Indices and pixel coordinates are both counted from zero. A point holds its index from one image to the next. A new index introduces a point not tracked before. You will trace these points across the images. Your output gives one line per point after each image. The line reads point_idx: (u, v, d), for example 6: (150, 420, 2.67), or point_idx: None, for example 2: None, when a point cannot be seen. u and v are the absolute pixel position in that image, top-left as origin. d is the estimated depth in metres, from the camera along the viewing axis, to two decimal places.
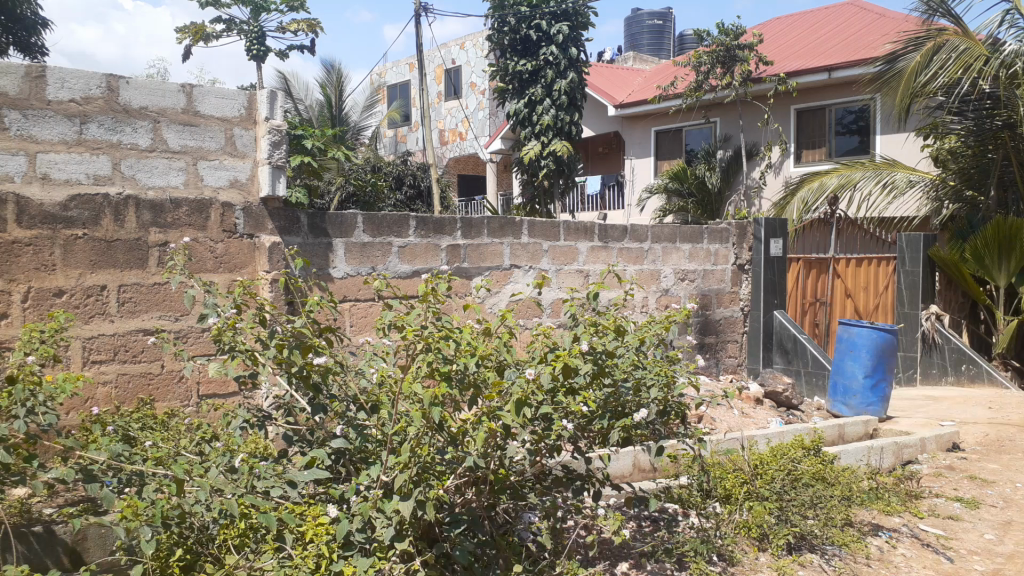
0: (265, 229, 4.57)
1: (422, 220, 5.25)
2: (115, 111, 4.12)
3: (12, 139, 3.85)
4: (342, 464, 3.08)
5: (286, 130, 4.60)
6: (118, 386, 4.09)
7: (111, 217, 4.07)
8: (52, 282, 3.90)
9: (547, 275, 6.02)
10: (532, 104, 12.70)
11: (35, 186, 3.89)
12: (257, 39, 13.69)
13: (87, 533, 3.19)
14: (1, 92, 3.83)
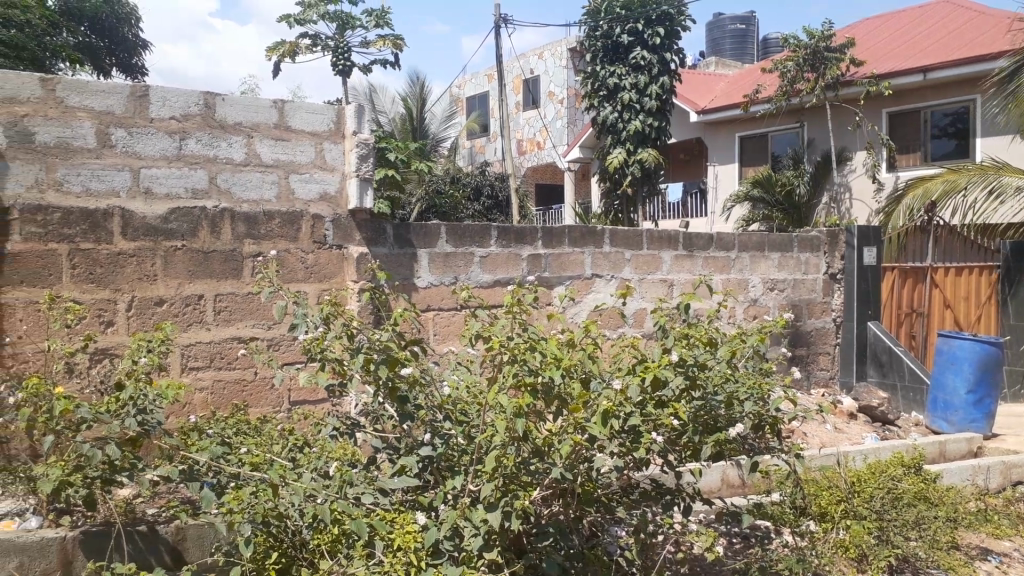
0: (353, 239, 4.68)
1: (503, 230, 5.27)
2: (211, 127, 4.29)
3: (118, 155, 4.05)
4: (430, 473, 3.09)
5: (374, 143, 4.69)
6: (214, 392, 4.24)
7: (208, 230, 4.25)
8: (153, 292, 4.09)
9: (631, 285, 5.94)
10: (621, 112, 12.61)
11: (138, 201, 4.08)
12: (342, 54, 14.04)
13: (186, 533, 3.33)
14: (108, 111, 4.03)
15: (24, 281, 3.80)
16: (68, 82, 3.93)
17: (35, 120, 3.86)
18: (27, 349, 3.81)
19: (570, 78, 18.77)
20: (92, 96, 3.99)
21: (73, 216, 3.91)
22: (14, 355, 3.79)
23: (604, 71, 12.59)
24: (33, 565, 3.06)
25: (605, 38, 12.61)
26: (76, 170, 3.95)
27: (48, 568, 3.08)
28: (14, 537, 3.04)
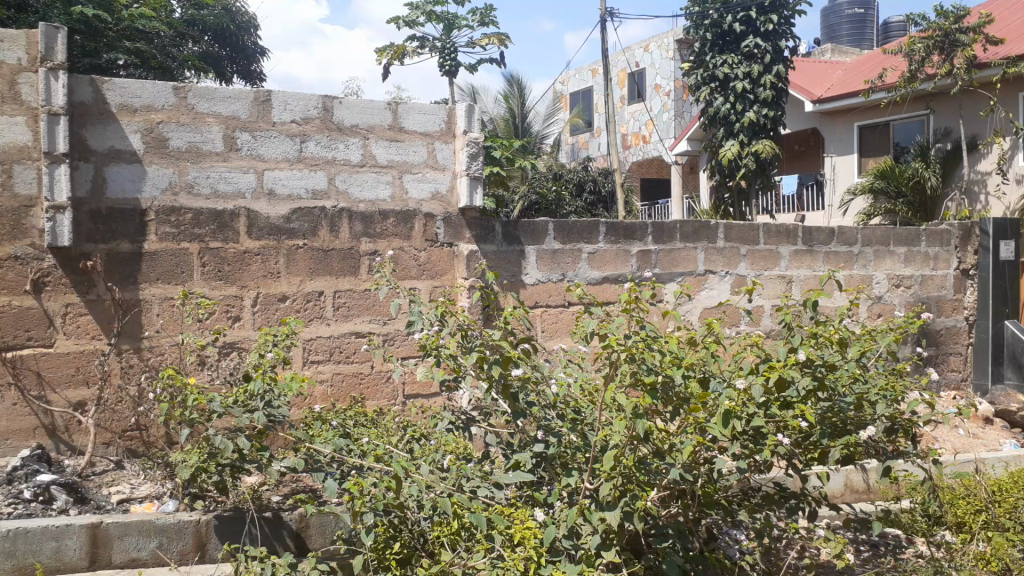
0: (463, 237, 4.74)
1: (612, 226, 5.22)
2: (330, 130, 4.43)
3: (244, 159, 4.24)
4: (543, 470, 3.08)
5: (484, 142, 4.74)
6: (333, 385, 4.40)
7: (327, 228, 4.41)
8: (277, 288, 4.28)
9: (745, 282, 5.77)
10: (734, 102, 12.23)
11: (263, 202, 4.27)
12: (449, 55, 14.26)
13: (309, 521, 3.46)
14: (234, 116, 4.22)
15: (160, 278, 4.05)
16: (198, 90, 4.14)
17: (168, 126, 4.09)
18: (162, 343, 4.06)
19: (676, 71, 18.43)
20: (219, 102, 4.19)
21: (203, 216, 4.13)
22: (151, 348, 4.04)
23: (713, 61, 12.29)
24: (171, 545, 3.25)
25: (716, 28, 12.30)
26: (206, 173, 4.16)
27: (185, 549, 3.27)
28: (155, 519, 3.23)
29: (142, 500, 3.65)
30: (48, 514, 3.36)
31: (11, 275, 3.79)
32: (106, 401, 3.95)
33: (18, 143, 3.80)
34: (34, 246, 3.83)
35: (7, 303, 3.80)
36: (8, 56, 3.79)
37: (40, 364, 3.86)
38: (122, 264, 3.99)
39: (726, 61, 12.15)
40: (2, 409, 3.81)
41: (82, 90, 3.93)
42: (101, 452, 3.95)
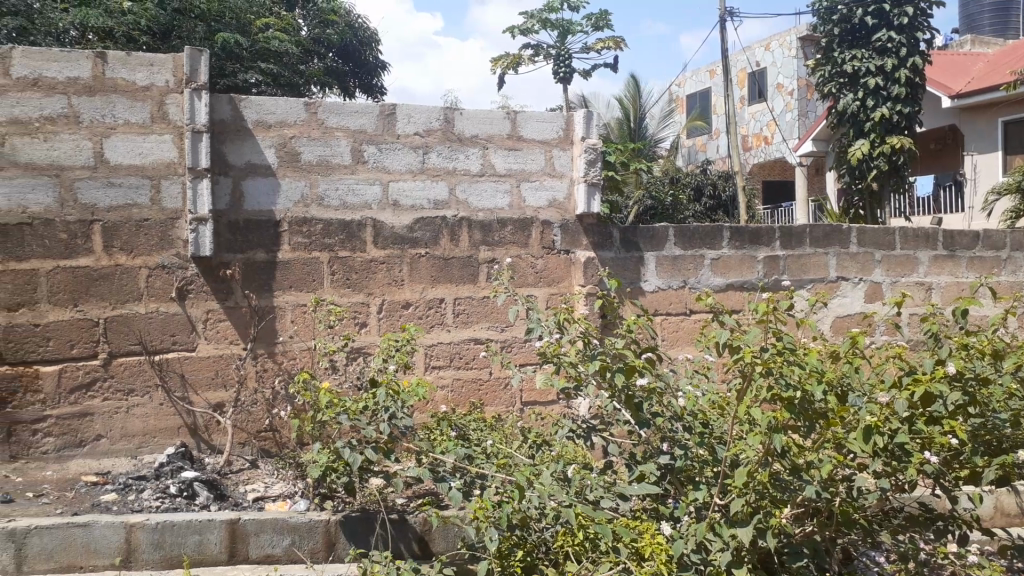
0: (581, 244, 4.72)
1: (737, 231, 5.07)
2: (451, 141, 4.52)
3: (370, 170, 4.38)
4: (669, 482, 3.02)
5: (602, 147, 4.69)
6: (453, 390, 4.48)
7: (448, 237, 4.49)
8: (401, 295, 4.40)
9: (881, 289, 5.49)
10: (863, 99, 11.67)
11: (387, 212, 4.40)
12: (564, 62, 14.27)
13: (432, 525, 3.52)
14: (361, 130, 4.37)
15: (292, 286, 4.25)
16: (327, 106, 4.31)
17: (300, 141, 4.28)
18: (295, 348, 4.25)
19: (800, 69, 17.82)
20: (348, 116, 4.34)
21: (332, 227, 4.30)
22: (284, 352, 4.24)
23: (842, 56, 11.80)
24: (302, 543, 3.38)
25: (845, 22, 11.82)
26: (335, 185, 4.33)
27: (315, 547, 3.39)
28: (288, 517, 3.37)
29: (276, 498, 3.81)
30: (191, 508, 3.56)
31: (159, 283, 4.05)
32: (242, 403, 4.17)
33: (165, 159, 4.07)
34: (179, 255, 4.09)
35: (155, 309, 4.05)
36: (157, 79, 4.06)
37: (184, 366, 4.10)
38: (258, 273, 4.20)
39: (856, 57, 11.63)
40: (150, 408, 4.06)
41: (222, 108, 4.17)
42: (237, 452, 4.17)
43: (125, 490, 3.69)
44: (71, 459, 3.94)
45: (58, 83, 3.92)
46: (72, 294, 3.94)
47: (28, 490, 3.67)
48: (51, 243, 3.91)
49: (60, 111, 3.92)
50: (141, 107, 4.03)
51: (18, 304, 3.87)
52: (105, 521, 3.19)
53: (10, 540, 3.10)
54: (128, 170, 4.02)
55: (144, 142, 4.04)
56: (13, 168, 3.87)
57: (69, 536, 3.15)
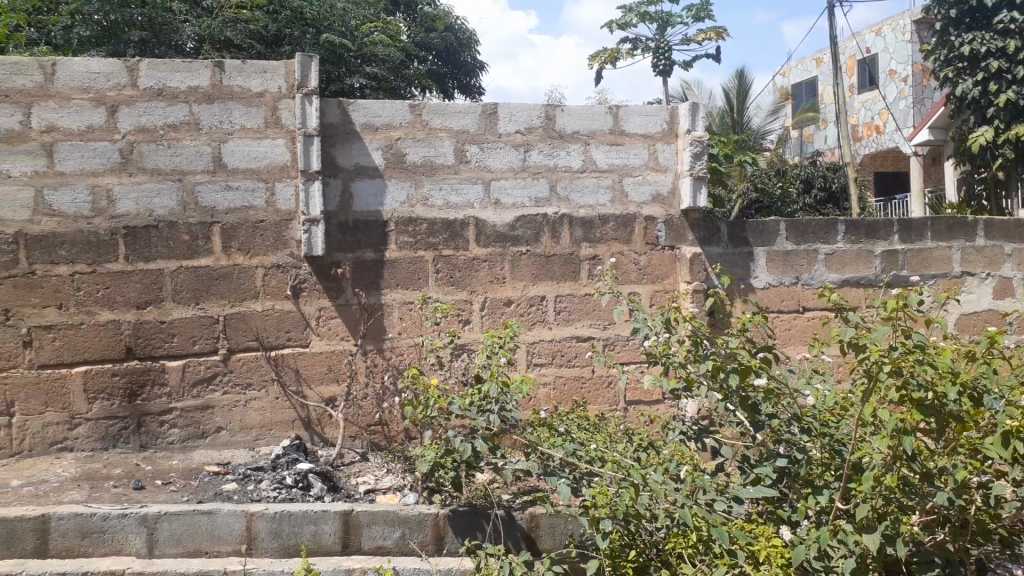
0: (687, 240, 4.64)
1: (852, 225, 4.87)
2: (552, 138, 4.51)
3: (473, 170, 4.42)
4: (787, 486, 2.95)
5: (709, 140, 4.58)
6: (556, 387, 4.47)
7: (550, 235, 4.49)
8: (503, 293, 4.43)
9: (1010, 285, 5.17)
10: (983, 84, 11.00)
11: (490, 211, 4.44)
12: (664, 54, 14.06)
13: (539, 521, 3.51)
14: (464, 130, 4.42)
15: (399, 285, 4.34)
16: (432, 107, 4.38)
17: (406, 142, 4.36)
18: (403, 344, 4.35)
19: (914, 53, 16.97)
20: (451, 117, 4.40)
21: (436, 226, 4.36)
22: (392, 348, 4.35)
23: (959, 40, 11.13)
24: (413, 536, 3.44)
25: (962, 4, 11.12)
26: (439, 185, 4.39)
27: (425, 540, 3.45)
28: (398, 510, 3.44)
29: (386, 491, 3.90)
30: (307, 499, 3.69)
31: (274, 282, 4.21)
32: (353, 397, 4.30)
33: (279, 163, 4.23)
34: (293, 255, 4.24)
35: (271, 307, 4.22)
36: (271, 85, 4.22)
37: (298, 362, 4.25)
38: (367, 271, 4.31)
39: (974, 40, 10.96)
40: (266, 402, 4.23)
41: (331, 112, 4.29)
42: (348, 445, 4.29)
43: (245, 480, 3.86)
44: (194, 449, 4.15)
45: (181, 92, 4.13)
46: (194, 293, 4.14)
47: (156, 478, 3.88)
48: (175, 244, 4.12)
49: (182, 118, 4.13)
50: (256, 112, 4.20)
51: (146, 302, 4.10)
52: (226, 510, 3.34)
53: (142, 524, 3.29)
54: (245, 174, 4.19)
55: (259, 146, 4.21)
56: (141, 173, 4.09)
57: (194, 523, 3.31)
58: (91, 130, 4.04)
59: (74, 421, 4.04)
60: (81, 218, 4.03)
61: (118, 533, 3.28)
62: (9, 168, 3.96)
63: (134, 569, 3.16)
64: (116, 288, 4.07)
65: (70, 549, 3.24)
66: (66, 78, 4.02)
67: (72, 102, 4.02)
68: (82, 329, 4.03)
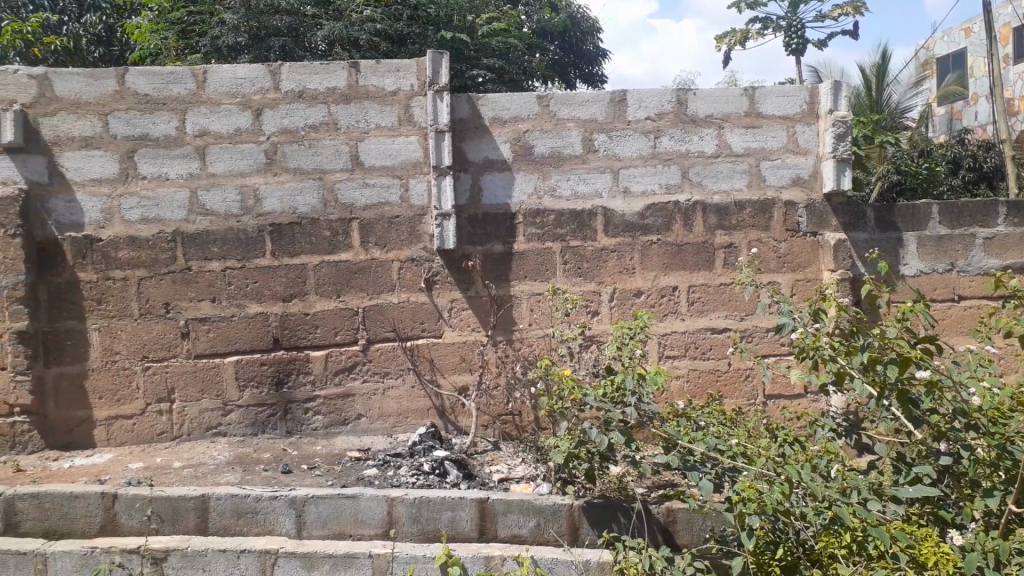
0: (829, 225, 4.43)
1: (1014, 206, 4.52)
2: (684, 122, 4.40)
3: (601, 159, 4.38)
4: (950, 487, 2.81)
5: (852, 119, 4.35)
6: (689, 381, 4.39)
7: (681, 223, 4.39)
8: (633, 283, 4.37)
9: None
10: None
11: (619, 200, 4.38)
12: (796, 33, 13.49)
13: (676, 516, 3.45)
14: (592, 119, 4.37)
15: (528, 276, 4.36)
16: (559, 97, 4.36)
17: (534, 134, 4.37)
18: (533, 335, 4.37)
19: None
20: (579, 106, 4.37)
21: (564, 217, 4.35)
22: (522, 339, 4.38)
23: None
24: (548, 526, 3.45)
25: None
26: (567, 175, 4.38)
27: (560, 530, 3.45)
28: (533, 499, 3.46)
29: (519, 480, 3.93)
30: (443, 486, 3.77)
31: (409, 275, 4.33)
32: (485, 387, 4.36)
33: (412, 159, 4.33)
34: (426, 249, 4.34)
35: (406, 299, 4.34)
36: (403, 83, 4.33)
37: (432, 352, 4.35)
38: (497, 263, 4.36)
39: None
40: (403, 391, 4.36)
41: (461, 107, 4.35)
42: (480, 434, 4.36)
43: (385, 466, 3.99)
44: (336, 435, 4.33)
45: (320, 94, 4.30)
46: (334, 286, 4.31)
47: (302, 462, 4.06)
48: (316, 240, 4.30)
49: (321, 119, 4.30)
50: (389, 111, 4.32)
51: (291, 295, 4.30)
52: (369, 494, 3.45)
53: (291, 506, 3.45)
54: (380, 171, 4.32)
55: (392, 143, 4.33)
56: (285, 173, 4.30)
57: (338, 507, 3.44)
58: (238, 134, 4.27)
59: (227, 408, 4.29)
60: (231, 217, 4.28)
61: (269, 514, 3.45)
62: (167, 171, 4.25)
63: (286, 549, 3.30)
64: (263, 282, 4.29)
65: (227, 527, 3.44)
66: (216, 84, 4.26)
67: (221, 107, 4.26)
68: (234, 321, 4.28)
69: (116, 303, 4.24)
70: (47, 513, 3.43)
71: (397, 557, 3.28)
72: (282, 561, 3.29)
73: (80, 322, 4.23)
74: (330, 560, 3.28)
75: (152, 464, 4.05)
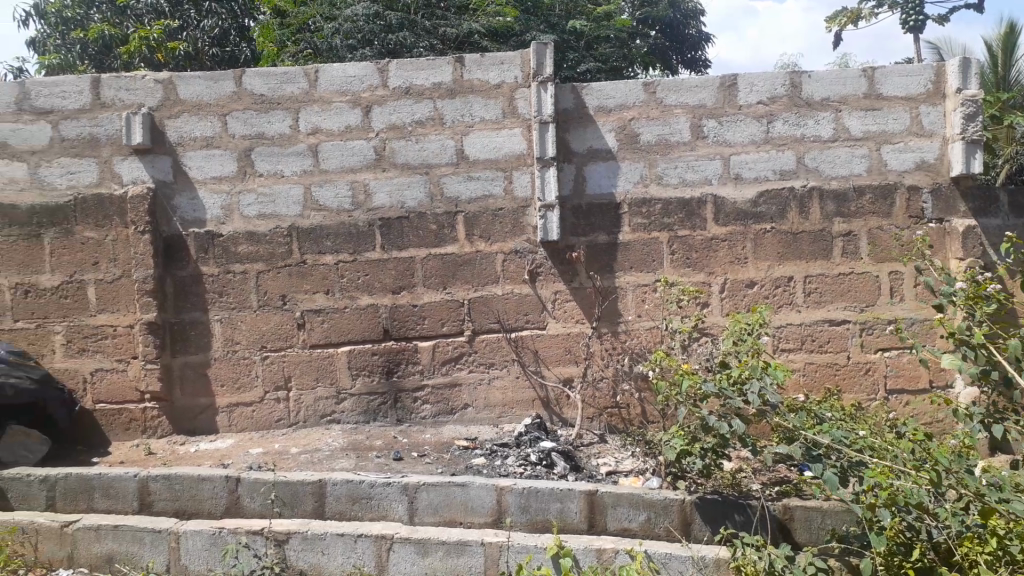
0: (957, 211, 4.20)
1: None
2: (798, 106, 4.24)
3: (710, 146, 4.27)
4: None
5: (983, 98, 4.10)
6: (805, 374, 4.24)
7: (797, 211, 4.24)
8: (745, 274, 4.25)
9: None
10: None
11: (729, 187, 4.27)
12: (914, 8, 12.80)
13: (794, 513, 3.35)
14: (701, 105, 4.27)
15: (634, 267, 4.31)
16: (666, 84, 4.28)
17: (640, 122, 4.30)
18: (640, 327, 4.32)
19: None
20: (687, 92, 4.27)
21: (672, 206, 4.27)
22: (629, 331, 4.33)
23: None
24: (659, 520, 3.40)
25: None
26: (674, 163, 4.29)
27: (672, 525, 3.40)
28: (643, 492, 3.42)
29: (628, 473, 3.89)
30: (551, 477, 3.78)
31: (513, 267, 4.35)
32: (591, 379, 4.34)
33: (516, 151, 4.34)
34: (530, 241, 4.34)
35: (511, 291, 4.36)
36: (508, 75, 4.34)
37: (537, 344, 4.36)
38: (603, 254, 4.32)
39: None
40: (509, 382, 4.38)
41: (566, 97, 4.33)
42: (587, 426, 4.34)
43: (492, 455, 4.02)
44: (444, 425, 4.40)
45: (426, 89, 4.37)
46: (441, 278, 4.38)
47: (412, 450, 4.14)
48: (423, 233, 4.37)
49: (428, 114, 4.36)
50: (494, 104, 4.35)
51: (400, 287, 4.39)
52: (478, 483, 3.50)
53: (404, 493, 3.52)
54: (485, 164, 4.36)
55: (497, 136, 4.35)
56: (393, 168, 4.38)
57: (449, 494, 3.50)
58: (349, 131, 4.39)
59: (340, 396, 4.43)
60: (343, 212, 4.40)
61: (383, 501, 3.54)
62: (283, 168, 4.41)
63: (401, 535, 3.33)
64: (373, 274, 4.39)
65: (343, 513, 3.55)
66: (327, 82, 4.39)
67: (332, 105, 4.39)
68: (346, 313, 4.41)
69: (236, 295, 4.43)
70: (177, 494, 3.62)
71: (511, 546, 3.29)
72: (397, 547, 3.32)
73: (204, 313, 4.44)
74: (444, 547, 3.30)
75: (271, 450, 4.21)
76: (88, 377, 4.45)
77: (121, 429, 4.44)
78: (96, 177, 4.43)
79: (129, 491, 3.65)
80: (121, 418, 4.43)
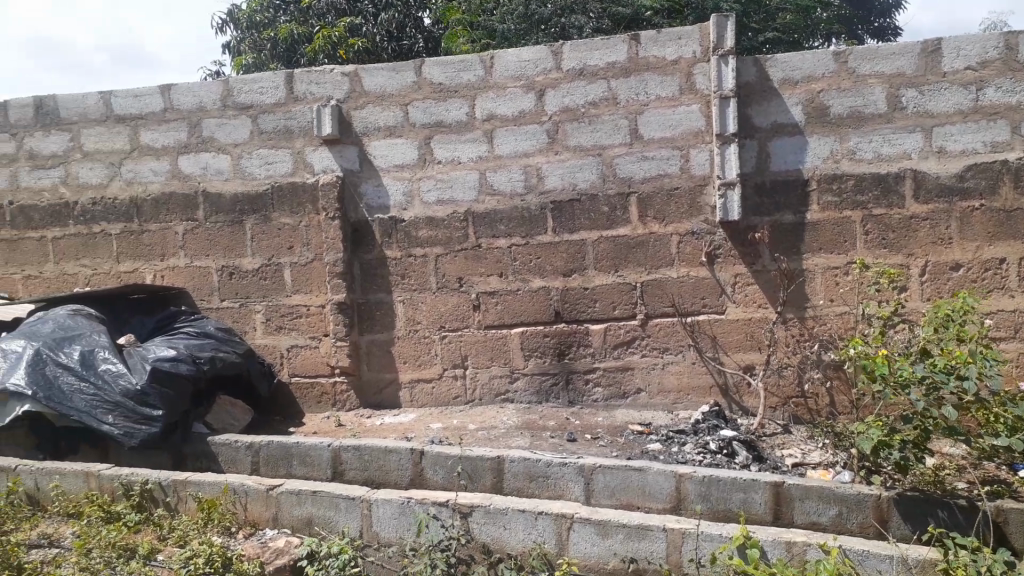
0: None
1: None
2: (1014, 70, 3.86)
3: (910, 117, 3.96)
4: None
5: None
6: (1018, 366, 3.91)
7: (1011, 184, 3.88)
8: (949, 256, 3.94)
9: None
10: None
11: (931, 161, 3.95)
12: None
13: (1007, 516, 3.08)
14: (900, 73, 3.97)
15: (822, 248, 4.08)
16: (860, 51, 4.01)
17: (829, 94, 4.05)
18: (829, 312, 4.10)
19: None
20: (884, 59, 3.98)
21: (866, 182, 4.01)
22: (816, 317, 4.12)
23: None
24: (851, 516, 3.23)
25: None
26: (868, 137, 4.01)
27: (866, 522, 3.21)
28: (834, 487, 3.25)
29: (816, 466, 3.72)
30: (732, 467, 3.68)
31: (689, 249, 4.25)
32: (774, 367, 4.17)
33: (694, 129, 4.22)
34: (708, 222, 4.22)
35: (686, 274, 4.26)
36: (685, 51, 4.22)
37: (714, 329, 4.24)
38: (786, 235, 4.12)
39: None
40: (684, 367, 4.29)
41: (748, 71, 4.15)
42: (768, 415, 4.19)
43: (669, 441, 3.95)
44: (617, 408, 4.38)
45: (600, 70, 4.33)
46: (614, 261, 4.35)
47: (586, 431, 4.14)
48: (596, 216, 4.36)
49: (602, 94, 4.33)
50: (671, 80, 4.24)
51: (572, 270, 4.40)
52: (657, 468, 3.46)
53: (580, 474, 3.54)
54: (660, 143, 4.27)
55: (673, 114, 4.25)
56: (566, 151, 4.39)
57: (626, 478, 3.48)
58: (523, 115, 4.44)
59: (514, 375, 4.52)
60: (516, 195, 4.46)
61: (560, 479, 3.57)
62: (460, 155, 4.53)
63: (582, 515, 3.34)
64: (546, 258, 4.43)
65: (521, 489, 3.62)
66: (503, 68, 4.45)
67: (507, 91, 4.45)
68: (519, 295, 4.48)
69: (417, 277, 4.61)
70: (366, 464, 3.84)
71: (700, 534, 3.22)
72: (578, 526, 3.34)
73: (387, 294, 4.66)
74: (625, 530, 3.29)
75: (450, 425, 4.36)
76: (284, 352, 4.79)
77: (314, 401, 4.77)
78: (290, 167, 4.74)
79: (323, 459, 3.90)
80: (315, 392, 4.76)
